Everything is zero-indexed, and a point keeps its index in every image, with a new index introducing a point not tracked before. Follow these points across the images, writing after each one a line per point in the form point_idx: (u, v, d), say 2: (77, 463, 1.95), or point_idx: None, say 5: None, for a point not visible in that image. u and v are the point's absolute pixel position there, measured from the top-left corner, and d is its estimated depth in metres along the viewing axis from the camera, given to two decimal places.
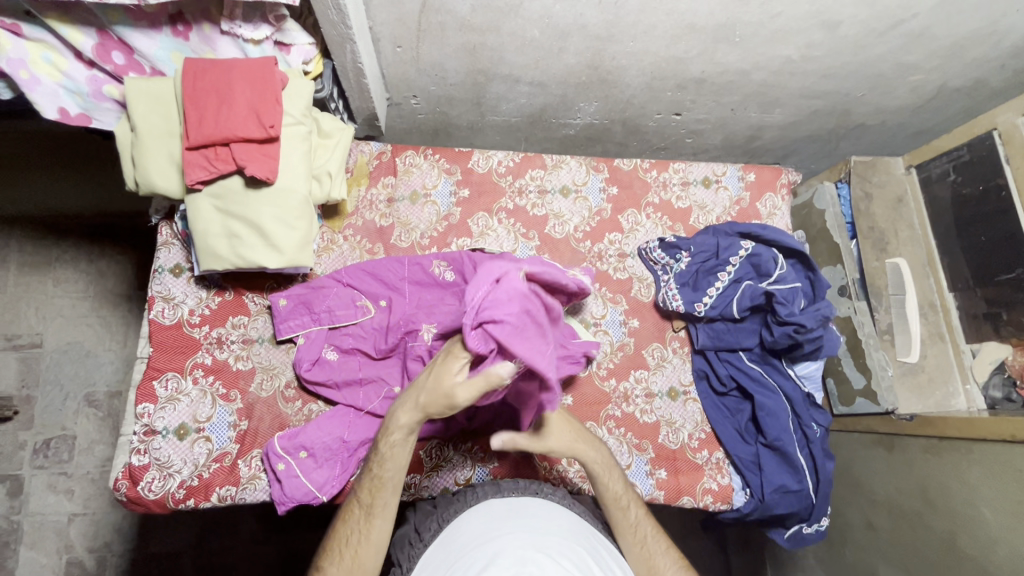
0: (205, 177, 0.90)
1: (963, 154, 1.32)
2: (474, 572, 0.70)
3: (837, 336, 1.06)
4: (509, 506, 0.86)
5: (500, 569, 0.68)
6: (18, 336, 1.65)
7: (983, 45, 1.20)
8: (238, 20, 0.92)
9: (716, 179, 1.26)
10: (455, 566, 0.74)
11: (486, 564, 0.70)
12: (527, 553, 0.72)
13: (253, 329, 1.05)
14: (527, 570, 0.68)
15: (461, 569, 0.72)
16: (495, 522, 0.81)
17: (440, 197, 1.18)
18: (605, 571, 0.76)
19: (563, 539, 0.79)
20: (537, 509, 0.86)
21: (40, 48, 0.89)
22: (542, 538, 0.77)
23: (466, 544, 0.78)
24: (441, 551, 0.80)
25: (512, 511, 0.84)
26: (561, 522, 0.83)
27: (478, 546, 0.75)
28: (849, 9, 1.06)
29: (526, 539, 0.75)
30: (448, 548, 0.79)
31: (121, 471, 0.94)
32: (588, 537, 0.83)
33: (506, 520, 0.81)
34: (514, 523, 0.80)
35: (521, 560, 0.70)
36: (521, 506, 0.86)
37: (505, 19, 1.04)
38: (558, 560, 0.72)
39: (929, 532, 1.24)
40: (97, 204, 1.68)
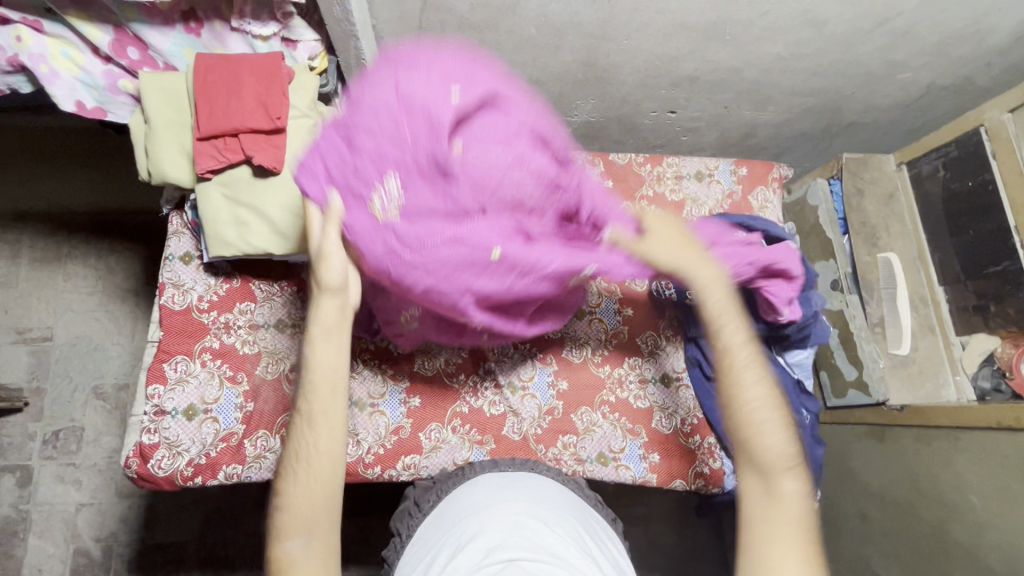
0: (215, 166, 0.95)
1: (952, 150, 1.36)
2: (468, 535, 0.74)
3: (826, 326, 1.11)
4: (504, 478, 0.90)
5: (493, 532, 0.73)
6: (30, 329, 1.69)
7: (969, 44, 1.23)
8: (248, 17, 0.97)
9: (708, 174, 1.29)
10: (450, 531, 0.78)
11: (480, 529, 0.74)
12: (518, 518, 0.76)
13: (258, 314, 1.08)
14: (518, 532, 0.72)
15: (456, 533, 0.77)
16: (489, 492, 0.85)
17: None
18: (595, 538, 0.80)
19: (555, 508, 0.83)
20: (531, 481, 0.89)
21: (59, 44, 0.94)
22: (536, 507, 0.81)
23: (462, 512, 0.82)
24: (438, 520, 0.84)
25: (508, 482, 0.88)
26: (553, 493, 0.87)
27: (474, 513, 0.80)
28: (835, 8, 1.10)
29: (519, 507, 0.79)
30: (445, 517, 0.84)
31: (132, 449, 0.98)
32: (580, 508, 0.87)
33: (501, 490, 0.85)
34: (508, 492, 0.85)
35: (514, 524, 0.74)
36: (517, 478, 0.90)
37: (503, 17, 1.08)
38: (549, 525, 0.76)
39: (918, 521, 1.26)
40: (107, 200, 1.73)
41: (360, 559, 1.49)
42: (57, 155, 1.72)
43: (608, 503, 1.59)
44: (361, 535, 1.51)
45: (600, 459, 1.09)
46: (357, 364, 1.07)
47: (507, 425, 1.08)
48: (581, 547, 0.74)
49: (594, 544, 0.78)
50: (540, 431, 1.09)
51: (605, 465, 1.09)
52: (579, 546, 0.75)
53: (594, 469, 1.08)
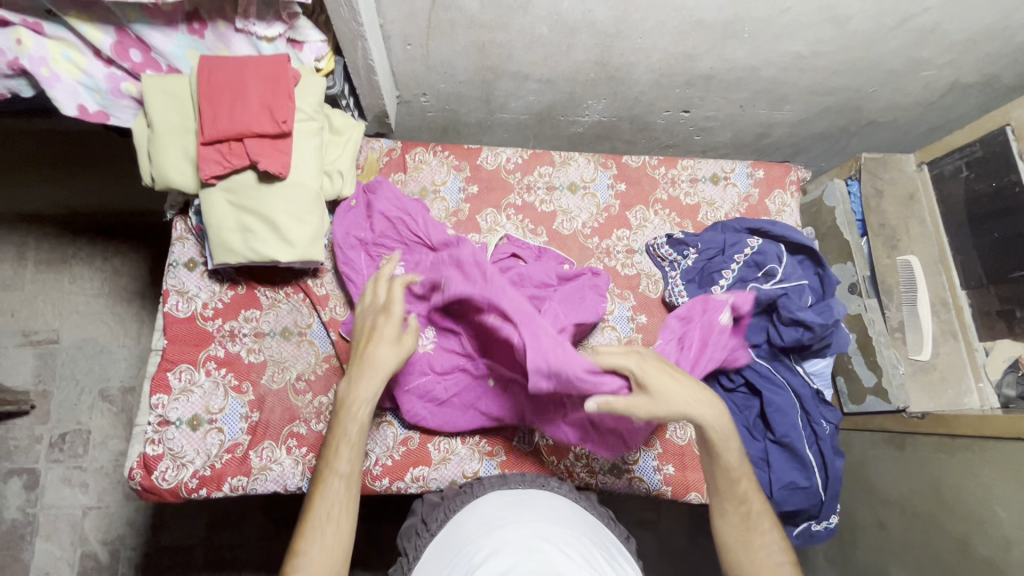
0: (219, 172, 0.92)
1: (976, 150, 1.31)
2: (478, 557, 0.71)
3: (846, 335, 1.06)
4: (513, 497, 0.87)
5: (505, 553, 0.69)
6: (36, 332, 1.68)
7: (996, 40, 1.19)
8: (253, 18, 0.94)
9: (724, 176, 1.26)
10: (459, 554, 0.75)
11: (490, 551, 0.71)
12: (530, 539, 0.73)
13: (264, 322, 1.06)
14: (532, 553, 0.69)
15: (466, 556, 0.74)
16: (499, 512, 0.82)
17: (449, 193, 1.19)
18: (612, 562, 0.76)
19: (568, 528, 0.80)
20: (541, 501, 0.87)
21: (61, 46, 0.91)
22: (548, 528, 0.77)
23: (471, 532, 0.79)
24: (447, 540, 0.81)
25: (517, 503, 0.85)
26: (565, 513, 0.85)
27: (483, 534, 0.77)
28: (858, 4, 1.06)
29: (531, 527, 0.76)
30: (454, 537, 0.81)
31: (135, 460, 0.96)
32: (593, 530, 0.83)
33: (511, 510, 0.83)
34: (518, 513, 0.82)
35: (526, 545, 0.71)
36: (525, 498, 0.87)
37: (514, 15, 1.05)
38: (563, 546, 0.73)
39: (941, 532, 1.22)
40: (113, 202, 1.71)
41: (367, 566, 1.47)
42: (61, 155, 1.71)
43: (619, 510, 1.56)
44: (369, 542, 1.49)
45: (613, 471, 1.06)
46: None
47: (518, 435, 1.06)
48: (597, 570, 0.71)
49: (609, 566, 0.75)
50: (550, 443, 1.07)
51: (619, 477, 1.06)
52: (595, 569, 0.71)
53: (608, 482, 1.05)
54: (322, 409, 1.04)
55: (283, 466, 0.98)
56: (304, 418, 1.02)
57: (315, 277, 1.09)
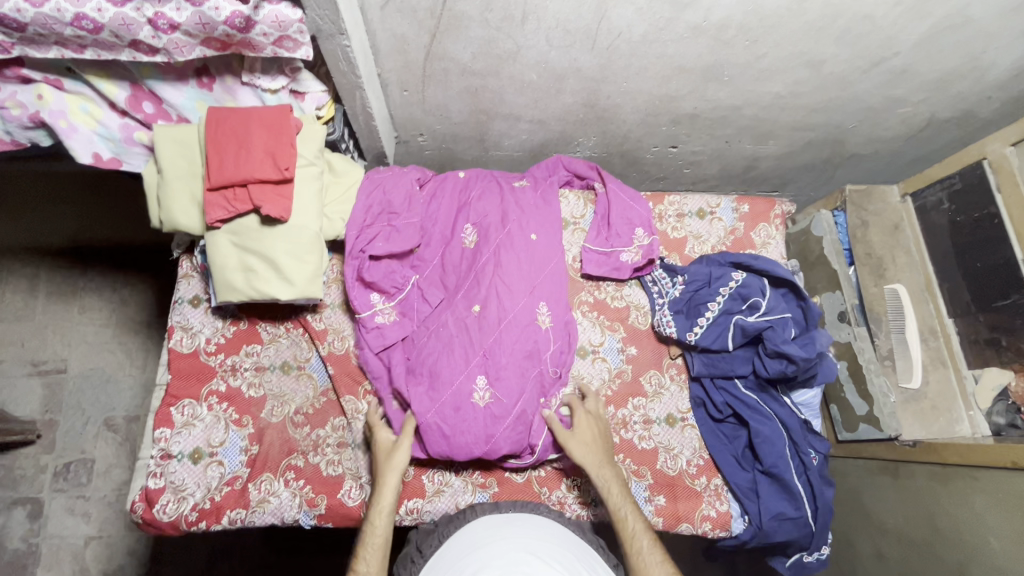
0: (224, 216, 0.98)
1: (956, 182, 1.35)
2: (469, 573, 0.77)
3: (832, 365, 1.09)
4: (504, 516, 0.90)
5: (493, 570, 0.76)
6: (44, 362, 1.73)
7: (968, 79, 1.24)
8: (258, 72, 1.00)
9: (711, 212, 1.30)
10: (451, 568, 0.81)
11: (478, 567, 0.78)
12: (518, 555, 0.78)
13: (265, 356, 1.10)
14: (517, 570, 0.76)
15: (457, 571, 0.79)
16: (491, 528, 0.86)
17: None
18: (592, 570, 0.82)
19: (554, 542, 0.84)
20: (531, 517, 0.90)
21: (79, 100, 0.97)
22: (536, 543, 0.82)
23: (462, 548, 0.83)
24: (438, 558, 0.84)
25: (508, 519, 0.89)
26: (552, 527, 0.88)
27: (475, 549, 0.82)
28: (831, 49, 1.11)
29: (519, 543, 0.81)
30: (447, 552, 0.84)
31: (137, 493, 0.98)
32: (584, 548, 0.86)
33: (503, 525, 0.87)
34: (510, 528, 0.86)
35: (513, 561, 0.78)
36: (518, 519, 0.89)
37: (504, 64, 1.11)
38: (547, 561, 0.79)
39: (940, 561, 1.21)
40: (107, 236, 1.75)
41: None
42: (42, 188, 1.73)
43: (615, 539, 1.57)
44: None
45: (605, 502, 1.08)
46: (361, 406, 1.10)
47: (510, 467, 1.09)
48: None
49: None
50: (542, 474, 1.10)
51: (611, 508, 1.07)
52: None
53: (599, 513, 1.07)
54: (320, 441, 1.09)
55: (280, 499, 1.01)
56: (303, 450, 1.07)
57: (314, 312, 1.13)
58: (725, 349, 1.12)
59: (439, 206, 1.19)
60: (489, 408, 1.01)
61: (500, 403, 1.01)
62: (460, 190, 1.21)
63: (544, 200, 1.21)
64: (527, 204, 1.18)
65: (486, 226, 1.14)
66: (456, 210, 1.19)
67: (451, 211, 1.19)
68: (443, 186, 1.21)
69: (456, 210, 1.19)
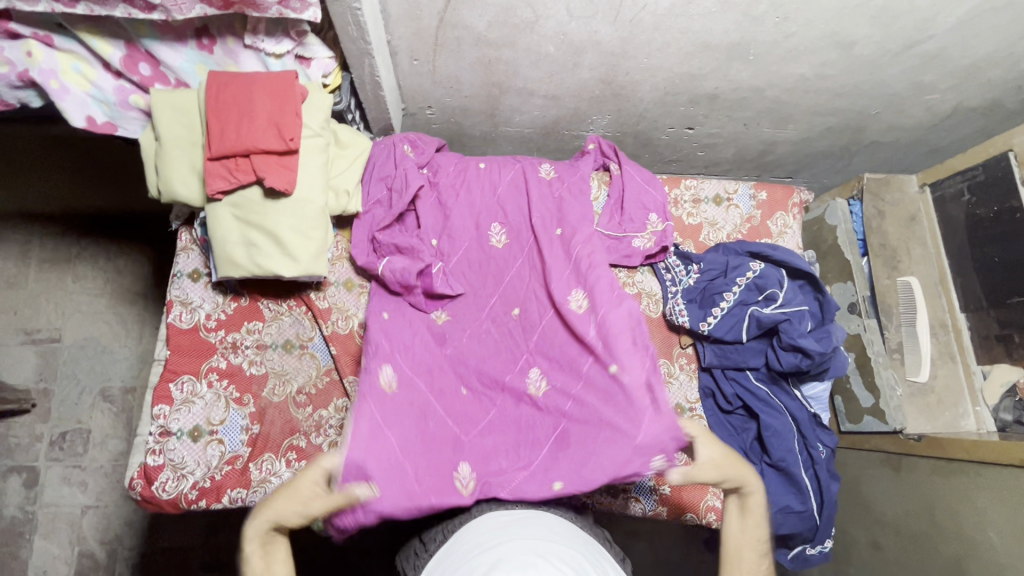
0: (225, 187, 0.93)
1: (979, 174, 1.31)
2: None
3: (845, 359, 1.07)
4: (512, 514, 0.88)
5: (501, 572, 0.72)
6: (38, 331, 1.69)
7: (1000, 67, 1.20)
8: (261, 35, 0.94)
9: (727, 197, 1.26)
10: (457, 569, 0.78)
11: (487, 568, 0.74)
12: (527, 558, 0.75)
13: (267, 334, 1.07)
14: (525, 573, 0.72)
15: (464, 573, 0.76)
16: (498, 529, 0.84)
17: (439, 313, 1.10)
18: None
19: (563, 544, 0.82)
20: (539, 517, 0.88)
21: (71, 59, 0.92)
22: (544, 544, 0.80)
23: (469, 549, 0.81)
24: (444, 559, 0.83)
25: (516, 518, 0.87)
26: (560, 528, 0.86)
27: (483, 549, 0.79)
28: (863, 29, 1.07)
29: (527, 545, 0.78)
30: (453, 553, 0.83)
31: (136, 470, 0.96)
32: (593, 550, 0.85)
33: (510, 525, 0.85)
34: (518, 529, 0.83)
35: (522, 564, 0.74)
36: (525, 517, 0.88)
37: (521, 34, 1.06)
38: (556, 564, 0.75)
39: (934, 554, 1.21)
40: (97, 203, 1.68)
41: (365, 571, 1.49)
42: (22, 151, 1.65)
43: (613, 522, 1.58)
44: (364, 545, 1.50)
45: (609, 491, 1.07)
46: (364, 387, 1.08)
47: None
48: None
49: None
50: None
51: (615, 497, 1.07)
52: None
53: (603, 501, 1.07)
54: (323, 422, 1.05)
55: (281, 480, 1.00)
56: (305, 431, 1.04)
57: (317, 290, 1.10)
58: (738, 340, 1.10)
59: (460, 195, 1.16)
60: (540, 402, 1.04)
61: (556, 397, 1.03)
62: (480, 176, 1.18)
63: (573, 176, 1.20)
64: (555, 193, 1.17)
65: (524, 229, 1.15)
66: (476, 207, 1.16)
67: (472, 206, 1.16)
68: (450, 167, 1.19)
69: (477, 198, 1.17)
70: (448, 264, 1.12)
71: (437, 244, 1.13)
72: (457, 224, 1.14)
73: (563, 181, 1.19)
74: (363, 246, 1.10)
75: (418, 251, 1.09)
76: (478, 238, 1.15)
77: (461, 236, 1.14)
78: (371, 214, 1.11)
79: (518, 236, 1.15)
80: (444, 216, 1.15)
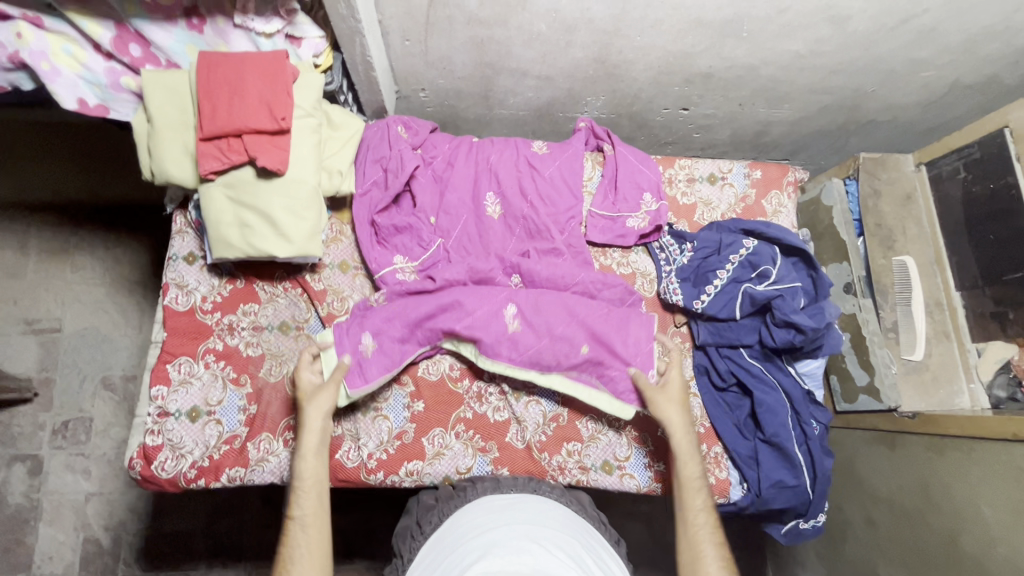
0: (218, 167, 0.93)
1: (974, 151, 1.31)
2: (470, 559, 0.75)
3: (839, 335, 1.07)
4: (503, 501, 0.90)
5: (495, 556, 0.74)
6: (38, 321, 1.70)
7: (997, 41, 1.19)
8: (251, 13, 0.94)
9: (722, 176, 1.26)
10: (453, 554, 0.79)
11: (482, 552, 0.76)
12: (522, 543, 0.77)
13: (263, 316, 1.08)
14: (520, 558, 0.73)
15: (458, 557, 0.78)
16: (492, 515, 0.85)
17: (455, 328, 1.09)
18: (598, 563, 0.81)
19: (555, 530, 0.83)
20: (530, 504, 0.90)
21: (61, 40, 0.91)
22: (537, 530, 0.81)
23: (462, 534, 0.83)
24: (439, 543, 0.84)
25: (509, 506, 0.88)
26: (552, 514, 0.88)
27: (476, 534, 0.81)
28: (858, 4, 1.06)
29: (521, 531, 0.80)
30: (447, 538, 0.84)
31: (135, 450, 0.97)
32: (584, 534, 0.87)
33: (501, 511, 0.86)
34: (509, 515, 0.85)
35: (517, 548, 0.75)
36: (519, 502, 0.90)
37: (512, 13, 1.06)
38: (550, 549, 0.77)
39: (928, 530, 1.22)
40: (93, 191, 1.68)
41: (366, 553, 1.51)
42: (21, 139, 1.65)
43: (610, 504, 1.59)
44: (364, 528, 1.52)
45: (604, 467, 1.08)
46: None
47: (510, 433, 1.07)
48: (582, 570, 0.76)
49: (594, 565, 0.79)
50: (543, 439, 1.08)
51: (610, 473, 1.08)
52: (581, 569, 0.76)
53: (599, 478, 1.07)
54: None
55: (279, 459, 1.00)
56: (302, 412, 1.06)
57: (313, 272, 1.10)
58: (732, 317, 1.11)
59: (456, 170, 1.16)
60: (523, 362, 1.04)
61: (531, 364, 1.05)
62: (474, 154, 1.19)
63: (566, 158, 1.19)
64: (547, 176, 1.17)
65: (519, 216, 1.15)
66: (472, 179, 1.17)
67: (469, 177, 1.17)
68: (443, 141, 1.20)
69: (474, 168, 1.17)
70: (445, 237, 1.14)
71: (433, 217, 1.14)
72: (453, 206, 1.14)
73: (557, 159, 1.19)
74: (364, 231, 1.10)
75: (418, 237, 1.12)
76: (480, 236, 1.14)
77: (457, 222, 1.14)
78: (365, 194, 1.10)
79: (514, 223, 1.15)
80: (444, 197, 1.15)
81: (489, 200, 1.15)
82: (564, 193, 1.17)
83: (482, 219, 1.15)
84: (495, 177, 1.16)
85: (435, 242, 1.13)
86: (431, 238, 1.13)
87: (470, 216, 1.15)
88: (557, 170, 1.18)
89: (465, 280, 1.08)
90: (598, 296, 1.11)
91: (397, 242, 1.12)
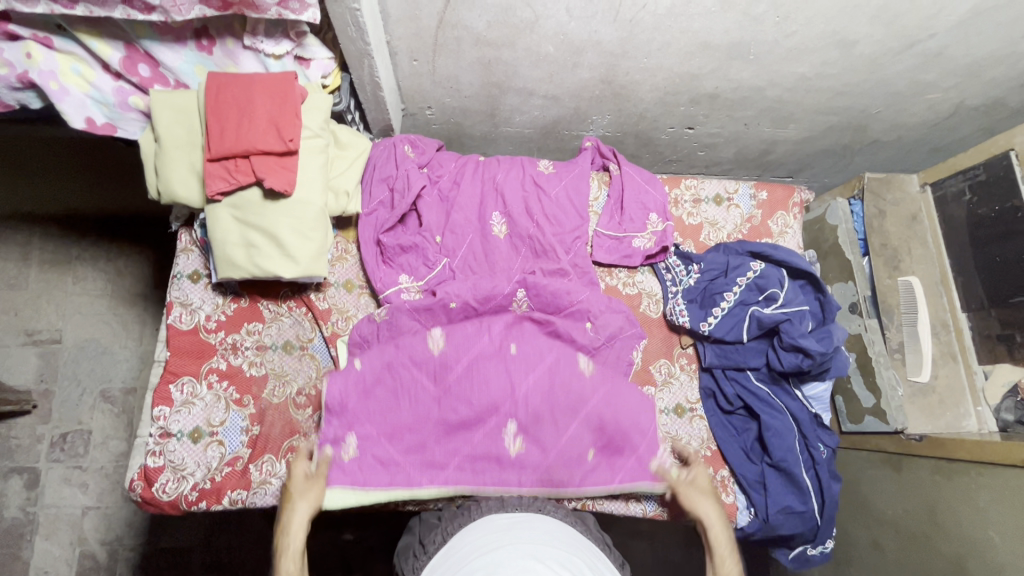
0: (225, 188, 0.93)
1: (980, 173, 1.31)
2: None
3: (847, 360, 1.06)
4: (510, 519, 0.89)
5: None
6: (39, 332, 1.69)
7: (1002, 66, 1.19)
8: (261, 35, 0.94)
9: (728, 197, 1.26)
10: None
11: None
12: (527, 565, 0.76)
13: (266, 335, 1.07)
14: None
15: None
16: (496, 534, 0.84)
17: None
18: None
19: (556, 551, 0.81)
20: (536, 522, 0.89)
21: (70, 60, 0.92)
22: (543, 550, 0.81)
23: (469, 554, 0.82)
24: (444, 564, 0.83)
25: (514, 524, 0.87)
26: (556, 532, 0.87)
27: (481, 555, 0.80)
28: (864, 29, 1.06)
29: (527, 549, 0.80)
30: (453, 559, 0.83)
31: (136, 472, 0.96)
32: (588, 550, 0.87)
33: (506, 531, 0.85)
34: (515, 534, 0.84)
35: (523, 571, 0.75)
36: (524, 520, 0.89)
37: (520, 34, 1.06)
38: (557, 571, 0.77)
39: (936, 555, 1.21)
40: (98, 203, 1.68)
41: (366, 571, 1.49)
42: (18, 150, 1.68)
43: (614, 523, 1.57)
44: (365, 545, 1.51)
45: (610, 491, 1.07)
46: None
47: None
48: None
49: None
50: None
51: (615, 498, 1.08)
52: None
53: (604, 503, 1.09)
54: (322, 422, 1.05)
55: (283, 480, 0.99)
56: (305, 431, 1.04)
57: (318, 290, 1.09)
58: (739, 340, 1.10)
59: (462, 189, 1.16)
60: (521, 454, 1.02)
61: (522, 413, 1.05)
62: (481, 173, 1.19)
63: (572, 176, 1.19)
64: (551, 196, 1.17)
65: (526, 235, 1.14)
66: (478, 198, 1.17)
67: (475, 196, 1.17)
68: (449, 160, 1.20)
69: (481, 187, 1.17)
70: (451, 255, 1.13)
71: (438, 237, 1.14)
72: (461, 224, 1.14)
73: (563, 179, 1.19)
74: (369, 250, 1.09)
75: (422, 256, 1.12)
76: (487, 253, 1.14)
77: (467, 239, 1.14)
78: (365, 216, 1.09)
79: (520, 242, 1.15)
80: (451, 216, 1.14)
81: (495, 218, 1.15)
82: (569, 212, 1.17)
83: (488, 239, 1.14)
84: (499, 193, 1.16)
85: (441, 262, 1.13)
86: (437, 258, 1.13)
87: (475, 235, 1.15)
88: (562, 189, 1.18)
89: (468, 298, 1.07)
90: (597, 319, 1.11)
91: (402, 263, 1.12)
